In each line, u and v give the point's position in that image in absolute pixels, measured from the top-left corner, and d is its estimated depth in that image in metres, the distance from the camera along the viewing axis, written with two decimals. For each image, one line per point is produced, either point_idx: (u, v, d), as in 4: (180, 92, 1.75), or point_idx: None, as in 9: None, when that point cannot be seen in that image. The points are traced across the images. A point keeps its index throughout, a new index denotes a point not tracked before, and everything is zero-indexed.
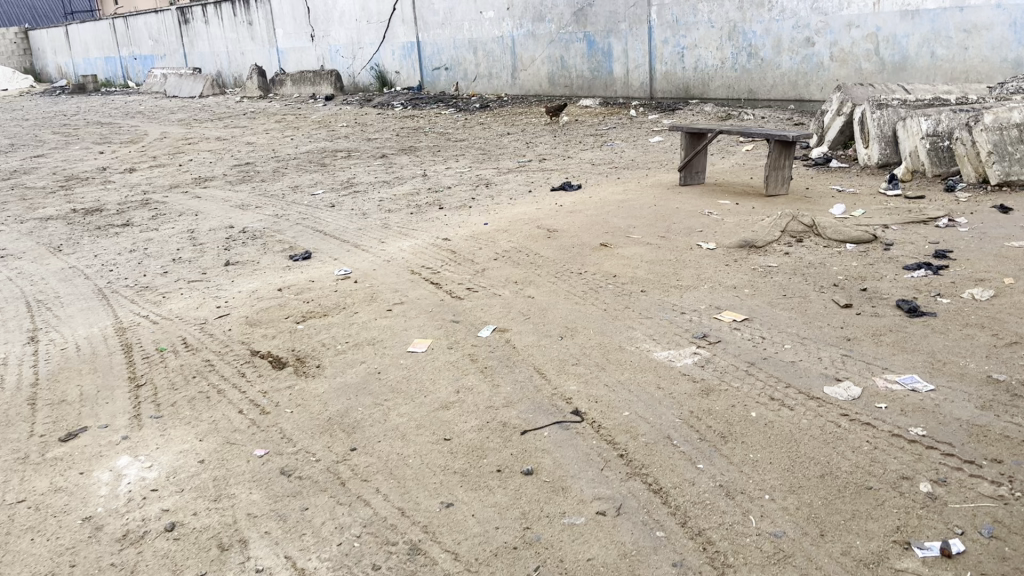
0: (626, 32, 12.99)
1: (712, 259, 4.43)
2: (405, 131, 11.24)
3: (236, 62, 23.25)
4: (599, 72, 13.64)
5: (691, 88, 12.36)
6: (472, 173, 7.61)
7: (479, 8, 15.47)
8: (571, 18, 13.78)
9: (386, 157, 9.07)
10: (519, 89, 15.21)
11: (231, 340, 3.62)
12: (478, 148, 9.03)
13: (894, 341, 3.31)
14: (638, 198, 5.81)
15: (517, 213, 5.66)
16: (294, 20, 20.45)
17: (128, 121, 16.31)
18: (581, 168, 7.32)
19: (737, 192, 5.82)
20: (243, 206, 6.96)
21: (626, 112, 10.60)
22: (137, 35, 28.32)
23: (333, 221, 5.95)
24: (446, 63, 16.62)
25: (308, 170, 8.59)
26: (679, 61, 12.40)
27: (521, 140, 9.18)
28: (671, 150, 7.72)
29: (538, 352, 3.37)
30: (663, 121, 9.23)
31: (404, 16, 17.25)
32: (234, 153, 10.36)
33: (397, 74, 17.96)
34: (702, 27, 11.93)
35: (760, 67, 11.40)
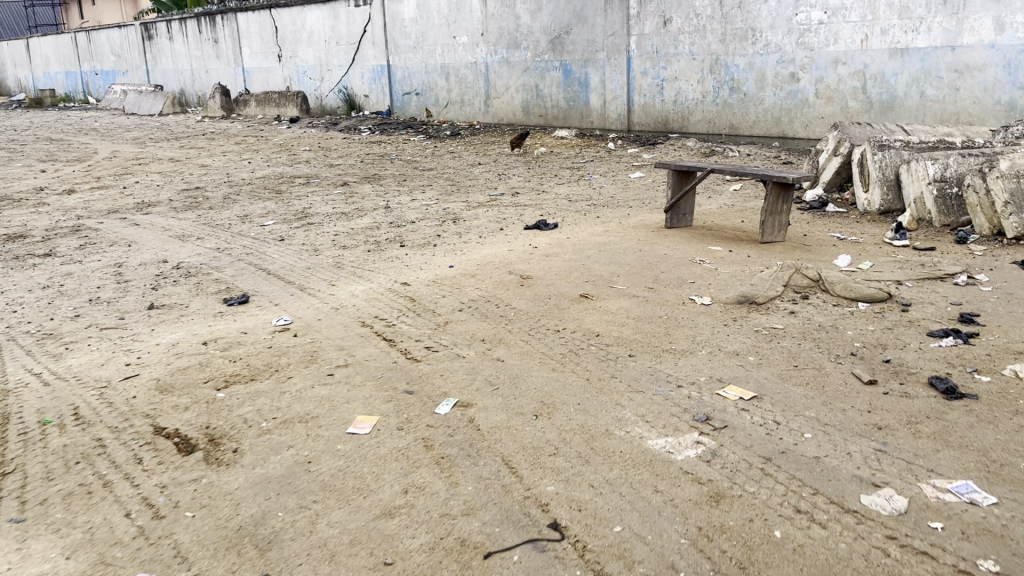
0: (605, 62, 12.58)
1: (709, 318, 3.88)
2: (371, 158, 10.67)
3: (201, 80, 22.58)
4: (575, 102, 13.20)
5: (669, 121, 11.95)
6: (439, 205, 7.04)
7: (453, 33, 15.03)
8: (548, 46, 13.35)
9: (347, 186, 8.48)
10: (491, 117, 14.72)
11: (132, 411, 2.96)
12: (446, 179, 8.47)
13: (936, 432, 2.76)
14: (620, 241, 5.27)
15: (486, 254, 5.09)
16: (262, 39, 19.88)
17: (80, 138, 15.54)
18: (557, 205, 6.79)
19: (729, 238, 5.29)
20: (184, 236, 6.30)
21: (603, 144, 10.13)
22: (99, 50, 27.56)
23: (280, 258, 5.33)
24: (417, 88, 16.11)
25: (261, 198, 7.96)
26: (658, 93, 11.99)
27: (492, 172, 8.64)
28: (652, 188, 7.22)
29: (507, 438, 2.75)
30: (642, 156, 8.76)
31: (374, 39, 16.75)
32: (185, 177, 9.69)
33: (366, 98, 17.42)
34: (682, 59, 11.55)
35: (742, 102, 11.02)
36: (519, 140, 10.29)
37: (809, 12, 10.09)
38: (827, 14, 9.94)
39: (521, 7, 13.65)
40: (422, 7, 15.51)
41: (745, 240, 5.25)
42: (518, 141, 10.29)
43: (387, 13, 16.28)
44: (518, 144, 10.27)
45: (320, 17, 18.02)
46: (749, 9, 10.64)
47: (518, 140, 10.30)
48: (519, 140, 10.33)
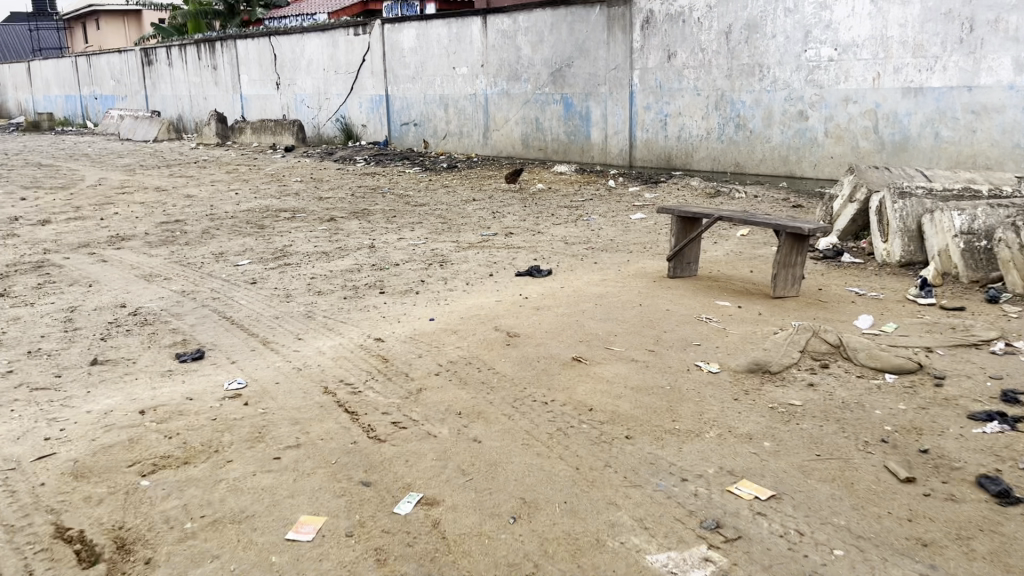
0: (606, 96, 12.25)
1: (717, 390, 3.43)
2: (363, 191, 10.29)
3: (198, 106, 22.34)
4: (576, 137, 12.84)
5: (673, 158, 11.58)
6: (427, 245, 6.62)
7: (453, 64, 14.75)
8: (548, 78, 13.04)
9: (334, 221, 8.08)
10: (490, 150, 14.37)
11: (35, 505, 2.50)
12: (437, 216, 8.06)
13: (993, 552, 2.29)
14: (618, 291, 4.83)
15: (472, 304, 4.65)
16: (261, 67, 19.65)
17: (69, 164, 15.19)
18: (553, 248, 6.37)
19: (738, 291, 4.86)
20: (150, 275, 5.86)
21: (603, 181, 9.75)
22: (99, 75, 27.42)
23: (248, 304, 4.90)
24: (416, 118, 15.79)
25: (242, 233, 7.55)
26: (661, 129, 11.63)
27: (486, 209, 8.24)
28: (654, 231, 6.81)
29: (479, 549, 2.30)
30: (644, 195, 8.36)
31: (373, 68, 16.48)
32: (167, 209, 9.30)
33: (364, 128, 17.10)
34: (687, 94, 11.20)
35: (748, 139, 10.66)
36: (516, 175, 9.91)
37: (818, 49, 9.78)
38: (838, 51, 9.62)
39: (522, 38, 13.37)
40: (421, 37, 15.25)
41: (755, 294, 4.81)
42: (514, 176, 9.91)
43: (386, 43, 16.03)
44: (514, 179, 9.89)
45: (320, 45, 17.79)
46: (756, 44, 10.34)
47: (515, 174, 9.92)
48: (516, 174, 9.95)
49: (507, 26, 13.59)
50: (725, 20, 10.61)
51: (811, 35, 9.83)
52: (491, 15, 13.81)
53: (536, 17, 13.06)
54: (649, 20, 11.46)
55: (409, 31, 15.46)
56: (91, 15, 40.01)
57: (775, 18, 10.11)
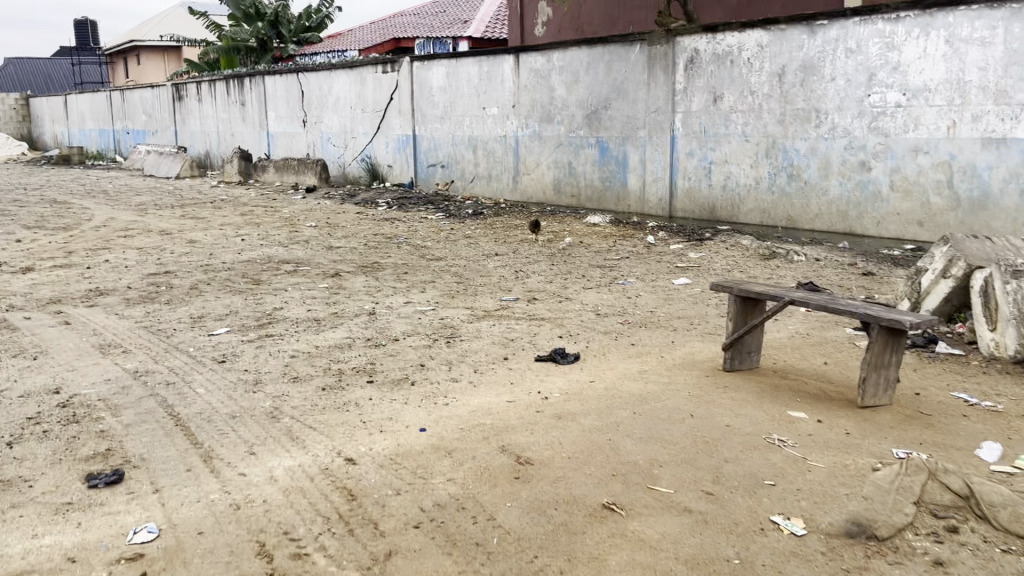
0: (645, 140, 11.35)
1: (807, 570, 2.44)
2: (378, 239, 9.49)
3: (225, 143, 21.95)
4: (611, 183, 11.94)
5: (717, 209, 10.61)
6: (436, 313, 5.72)
7: (483, 103, 14.00)
8: (583, 120, 12.20)
9: (339, 276, 7.25)
10: (520, 195, 13.52)
11: None
12: (453, 273, 7.18)
13: None
14: (660, 390, 3.87)
15: (478, 405, 3.71)
16: (288, 103, 19.17)
17: (82, 201, 14.63)
18: (581, 320, 5.43)
19: (813, 395, 3.86)
20: (108, 345, 5.01)
21: (639, 235, 8.82)
22: (131, 109, 27.35)
23: (204, 393, 4.01)
24: (443, 160, 15.02)
25: (233, 290, 6.74)
26: (704, 177, 10.69)
27: (509, 265, 7.35)
28: (700, 302, 5.84)
29: None
30: (687, 254, 7.39)
31: (401, 107, 15.81)
32: (163, 256, 8.55)
33: (390, 169, 16.38)
34: (734, 140, 10.27)
35: (803, 191, 9.69)
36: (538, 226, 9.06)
37: (884, 93, 8.82)
38: (906, 95, 8.66)
39: (556, 77, 12.58)
40: (451, 76, 14.55)
41: (836, 400, 3.81)
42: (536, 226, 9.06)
43: (415, 81, 15.38)
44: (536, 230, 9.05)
45: (347, 83, 17.23)
46: (812, 88, 9.42)
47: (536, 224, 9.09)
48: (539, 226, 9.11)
49: (540, 65, 12.82)
50: (778, 61, 9.71)
51: (875, 78, 8.89)
52: (524, 53, 13.08)
53: (571, 56, 12.27)
54: (694, 59, 10.61)
55: (439, 69, 14.79)
56: (133, 50, 40.47)
57: (835, 59, 9.19)
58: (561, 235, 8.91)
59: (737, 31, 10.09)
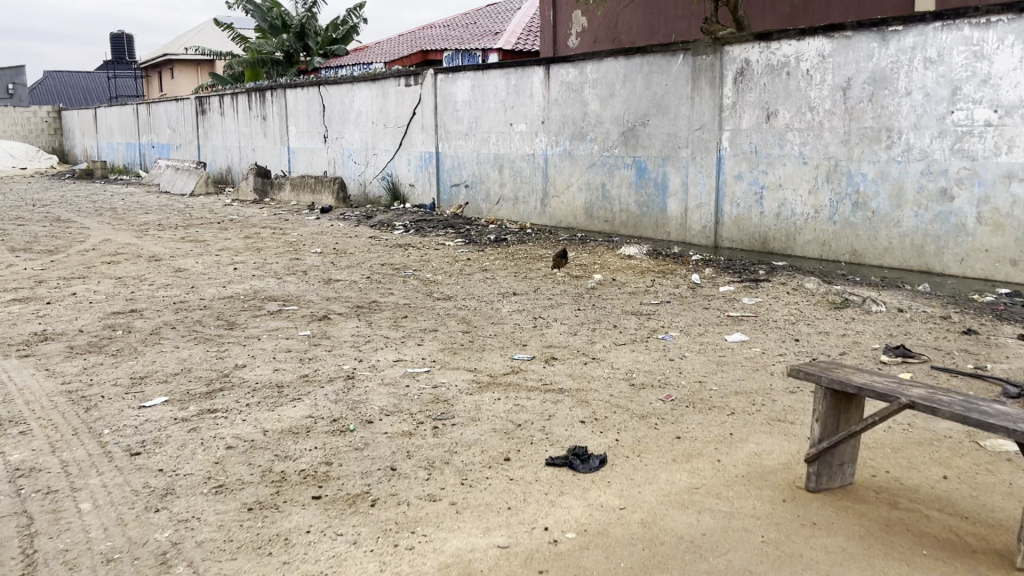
0: (688, 161, 10.18)
1: None
2: (384, 270, 8.43)
3: (247, 158, 21.22)
4: (649, 208, 10.77)
5: (770, 240, 9.39)
6: (430, 377, 4.60)
7: (510, 119, 12.93)
8: (618, 138, 11.07)
9: (328, 320, 6.19)
10: (549, 219, 12.40)
11: None
12: (461, 318, 6.06)
13: None
14: (720, 531, 2.69)
15: (455, 553, 2.58)
16: (309, 118, 18.36)
17: (85, 220, 13.86)
18: (610, 393, 4.27)
19: (944, 544, 2.66)
20: (9, 420, 3.98)
21: (680, 271, 7.64)
22: (157, 123, 26.88)
23: (87, 513, 2.93)
24: (467, 179, 13.96)
25: (197, 338, 5.71)
26: (755, 204, 9.48)
27: (526, 309, 6.21)
28: (762, 370, 4.64)
29: None
30: (740, 299, 6.19)
31: (424, 122, 14.81)
32: (139, 289, 7.58)
33: (411, 188, 15.37)
34: (790, 162, 9.07)
35: (870, 222, 8.44)
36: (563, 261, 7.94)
37: (970, 109, 7.56)
38: (998, 113, 7.38)
39: (589, 91, 11.47)
40: (477, 89, 13.53)
41: (980, 554, 2.61)
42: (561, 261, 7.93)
43: (438, 95, 14.38)
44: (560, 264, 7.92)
45: (369, 96, 16.32)
46: (884, 103, 8.19)
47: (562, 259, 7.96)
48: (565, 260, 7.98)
49: (573, 78, 11.72)
50: (843, 73, 8.50)
51: (960, 92, 7.63)
52: (555, 65, 12.00)
53: (607, 67, 11.16)
54: (744, 70, 9.43)
55: (464, 82, 13.78)
56: (166, 63, 40.32)
57: (911, 70, 7.96)
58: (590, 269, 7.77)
59: (795, 39, 8.90)
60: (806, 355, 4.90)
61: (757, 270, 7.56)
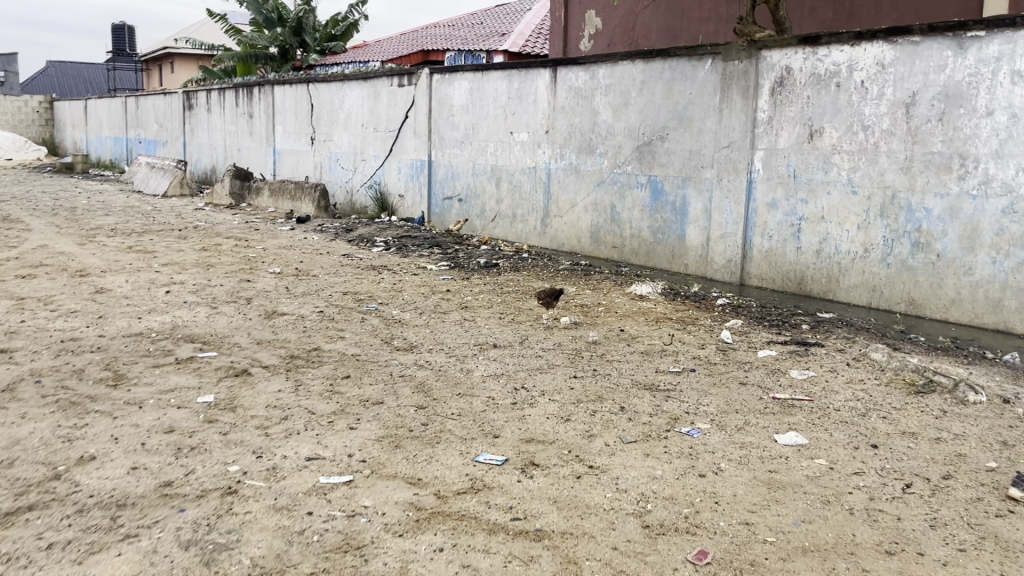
0: (712, 184, 8.74)
1: None
2: (342, 302, 6.96)
3: (232, 158, 19.88)
4: (664, 235, 9.33)
5: (807, 281, 7.93)
6: (348, 497, 3.13)
7: (510, 127, 11.49)
8: (631, 153, 9.63)
9: (245, 380, 4.72)
10: (549, 241, 10.97)
11: None
12: (418, 383, 4.58)
13: None
14: None
15: None
16: (297, 117, 17.01)
17: (34, 221, 12.47)
18: (610, 545, 2.80)
19: None
20: None
21: (703, 322, 6.17)
22: (145, 117, 25.58)
23: None
24: (460, 193, 12.53)
25: (58, 401, 4.24)
26: (791, 237, 8.03)
27: (506, 374, 4.73)
28: (834, 504, 3.16)
29: None
30: (787, 374, 4.69)
31: (417, 127, 13.39)
32: (32, 317, 6.13)
33: (401, 199, 13.94)
34: (836, 190, 7.62)
35: (933, 266, 6.97)
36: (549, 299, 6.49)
37: None
38: None
39: (600, 98, 10.04)
40: (475, 92, 12.12)
41: None
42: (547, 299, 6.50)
43: (433, 97, 12.97)
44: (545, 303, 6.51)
45: (360, 96, 14.94)
46: (957, 125, 6.73)
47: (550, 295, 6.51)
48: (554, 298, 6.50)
49: (582, 83, 10.29)
50: (907, 86, 7.05)
51: None
52: (563, 68, 10.57)
53: (621, 71, 9.73)
54: (784, 79, 7.99)
55: (461, 84, 12.37)
56: (166, 56, 39.06)
57: (995, 85, 6.49)
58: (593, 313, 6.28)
59: (848, 44, 7.44)
60: (892, 474, 3.43)
61: (800, 325, 6.10)
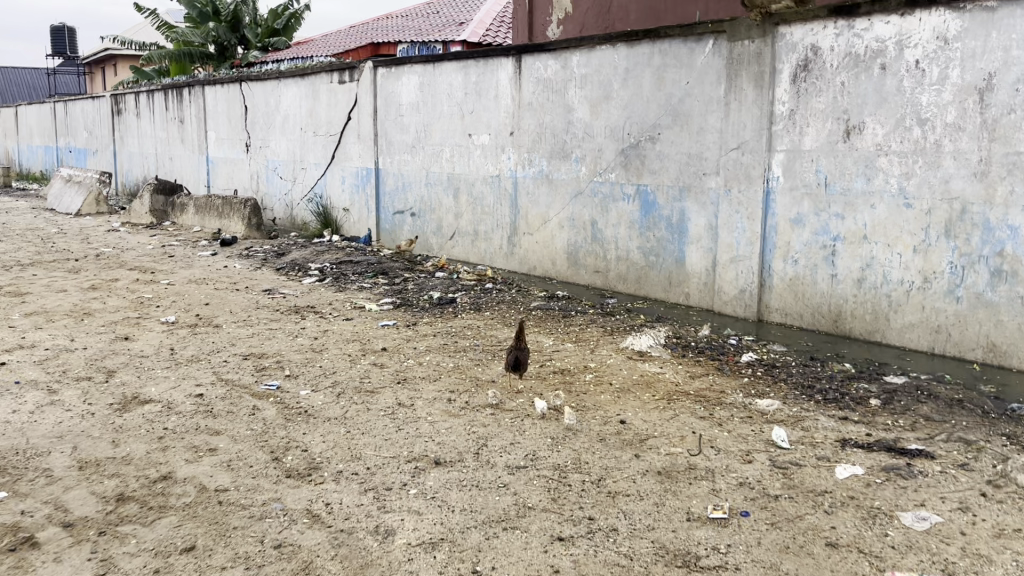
0: (718, 195, 7.02)
1: None
2: (236, 376, 5.10)
3: (165, 168, 17.90)
4: (658, 257, 7.59)
5: (846, 318, 6.23)
6: None
7: (468, 128, 9.68)
8: (616, 158, 7.88)
9: (18, 563, 2.87)
10: (518, 264, 9.19)
11: None
12: (300, 568, 2.77)
13: None
14: None
15: None
16: (230, 121, 15.10)
17: None
18: None
19: None
20: None
21: (733, 401, 4.41)
22: (75, 123, 23.36)
23: None
24: (413, 206, 10.70)
25: None
26: (825, 261, 6.33)
27: (447, 537, 2.93)
28: None
29: None
30: (896, 521, 2.93)
31: (361, 130, 11.54)
32: None
33: (346, 214, 12.07)
34: (882, 202, 5.94)
35: (1021, 301, 5.30)
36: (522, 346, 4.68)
37: None
38: None
39: (575, 92, 8.28)
40: (426, 87, 10.30)
41: None
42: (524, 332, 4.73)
43: (379, 94, 11.12)
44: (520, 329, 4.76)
45: (298, 96, 13.04)
46: None
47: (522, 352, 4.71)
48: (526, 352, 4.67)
49: (553, 74, 8.52)
50: (980, 65, 5.36)
51: None
52: (529, 56, 8.78)
53: (601, 59, 7.97)
54: (809, 63, 6.28)
55: (410, 79, 10.54)
56: (108, 57, 36.65)
57: None
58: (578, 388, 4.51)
59: (897, 13, 5.73)
60: None
61: (868, 403, 4.37)
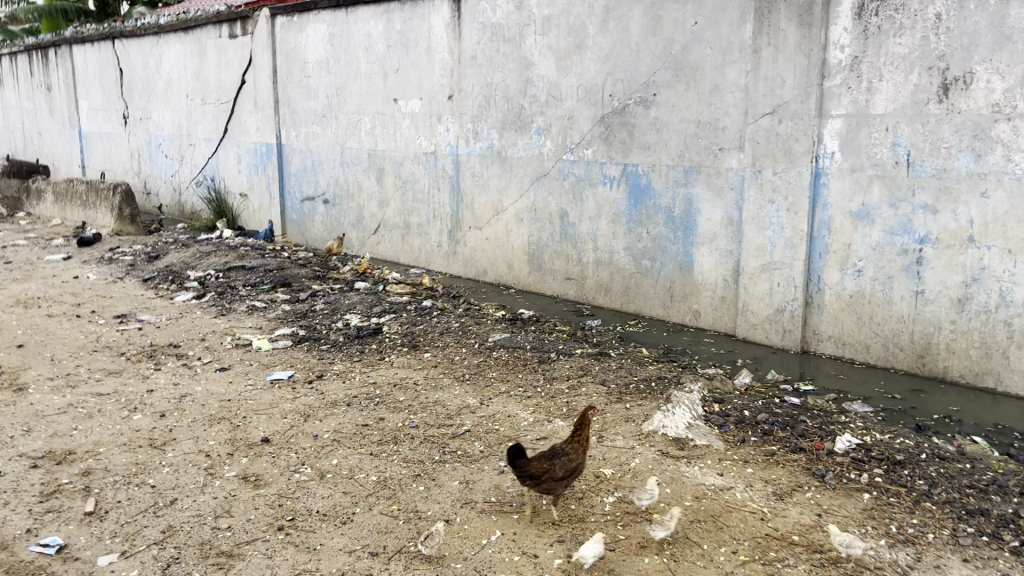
0: (741, 178, 5.09)
1: None
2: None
3: (35, 146, 15.11)
4: (656, 262, 5.64)
5: (938, 353, 4.41)
6: None
7: (393, 91, 7.53)
8: (593, 127, 5.87)
9: None
10: (463, 267, 7.15)
11: None
12: None
13: None
14: None
15: None
16: (103, 87, 12.48)
17: None
18: None
19: None
20: None
21: (878, 567, 2.49)
22: None
23: None
24: (325, 192, 8.51)
25: None
26: (905, 271, 4.47)
27: None
28: None
29: None
30: None
31: (257, 96, 9.22)
32: None
33: (245, 201, 9.79)
34: (1000, 188, 4.09)
35: None
36: (564, 455, 2.68)
37: None
38: None
39: (535, 41, 6.20)
40: (337, 40, 8.07)
41: None
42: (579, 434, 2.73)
43: (278, 50, 8.82)
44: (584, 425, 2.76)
45: (181, 55, 10.59)
46: None
47: (574, 465, 2.68)
48: (556, 466, 2.66)
49: (503, 17, 6.40)
50: None
51: None
52: None
53: None
54: None
55: (317, 29, 8.28)
56: None
57: None
58: (673, 518, 2.60)
59: None
60: None
61: None
